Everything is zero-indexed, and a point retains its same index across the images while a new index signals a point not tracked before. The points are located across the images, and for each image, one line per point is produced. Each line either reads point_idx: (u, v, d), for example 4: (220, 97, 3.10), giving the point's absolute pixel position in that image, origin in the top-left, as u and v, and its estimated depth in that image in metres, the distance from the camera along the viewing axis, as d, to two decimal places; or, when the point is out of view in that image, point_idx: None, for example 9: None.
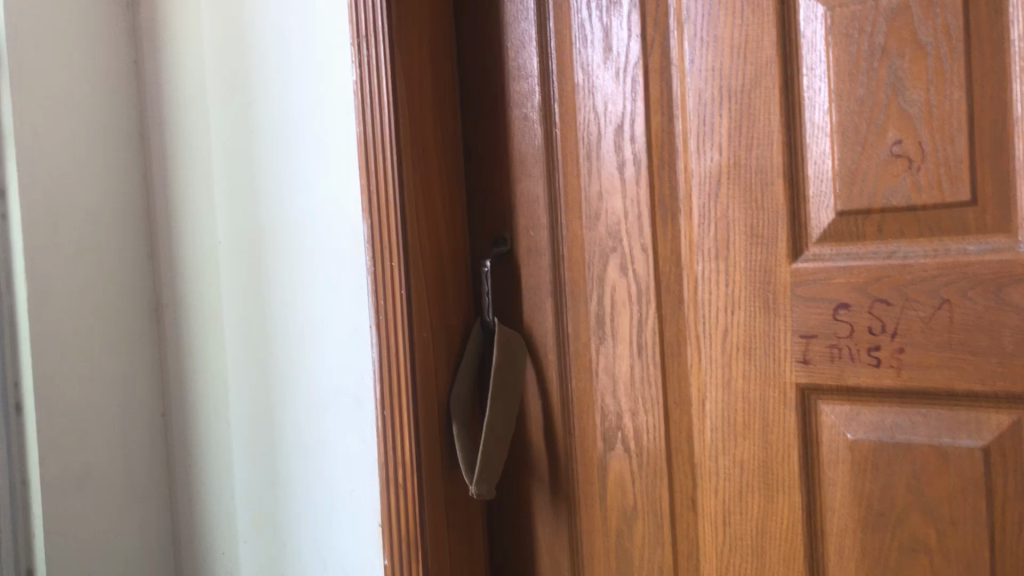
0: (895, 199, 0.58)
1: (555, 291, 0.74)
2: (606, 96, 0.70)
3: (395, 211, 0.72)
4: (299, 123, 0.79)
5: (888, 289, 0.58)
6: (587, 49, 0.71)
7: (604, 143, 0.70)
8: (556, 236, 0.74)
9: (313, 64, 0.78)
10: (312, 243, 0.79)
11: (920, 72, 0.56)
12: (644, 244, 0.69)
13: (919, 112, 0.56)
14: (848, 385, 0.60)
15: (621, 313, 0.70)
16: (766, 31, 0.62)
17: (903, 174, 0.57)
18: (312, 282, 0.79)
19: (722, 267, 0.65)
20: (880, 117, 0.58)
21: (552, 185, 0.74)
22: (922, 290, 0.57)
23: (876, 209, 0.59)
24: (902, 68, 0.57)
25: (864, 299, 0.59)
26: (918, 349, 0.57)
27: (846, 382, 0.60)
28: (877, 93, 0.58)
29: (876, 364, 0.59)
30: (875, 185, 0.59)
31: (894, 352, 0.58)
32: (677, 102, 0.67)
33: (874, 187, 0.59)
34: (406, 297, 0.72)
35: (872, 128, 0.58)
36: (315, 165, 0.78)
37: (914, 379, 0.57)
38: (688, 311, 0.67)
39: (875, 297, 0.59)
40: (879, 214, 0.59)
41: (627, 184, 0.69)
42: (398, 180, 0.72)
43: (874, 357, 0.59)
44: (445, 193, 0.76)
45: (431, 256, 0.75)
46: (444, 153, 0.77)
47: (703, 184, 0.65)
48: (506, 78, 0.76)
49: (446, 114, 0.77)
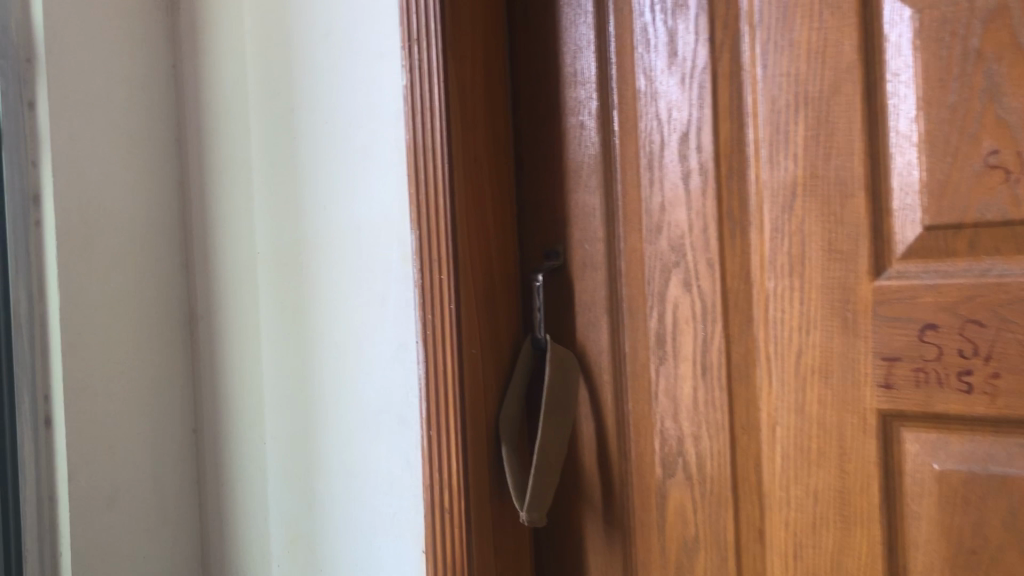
0: (990, 213, 0.54)
1: (612, 308, 0.70)
2: (671, 103, 0.67)
3: (446, 220, 0.69)
4: (345, 129, 0.76)
5: (982, 310, 0.54)
6: (650, 55, 0.68)
7: (668, 152, 0.67)
8: (613, 250, 0.70)
9: (361, 68, 0.75)
10: (357, 255, 0.76)
11: (1020, 77, 0.52)
12: (710, 258, 0.65)
13: (1019, 120, 0.52)
14: (936, 412, 0.56)
15: (684, 332, 0.67)
16: (846, 36, 0.59)
17: (1000, 186, 0.53)
18: (356, 296, 0.76)
19: (797, 284, 0.61)
20: (974, 126, 0.54)
21: (609, 196, 0.71)
22: (1020, 311, 0.53)
23: (968, 224, 0.55)
24: (1000, 73, 0.53)
25: (954, 320, 0.55)
26: (1016, 375, 0.53)
27: (934, 409, 0.56)
28: (970, 100, 0.54)
29: (968, 390, 0.55)
30: (967, 198, 0.55)
31: (988, 377, 0.54)
32: (749, 110, 0.63)
33: (966, 200, 0.55)
34: (456, 311, 0.69)
35: (964, 138, 0.54)
36: (362, 173, 0.75)
37: (1010, 407, 0.53)
38: (759, 331, 0.63)
39: (967, 318, 0.55)
40: (971, 229, 0.55)
41: (693, 195, 0.66)
42: (449, 188, 0.68)
43: (965, 383, 0.55)
44: (496, 204, 0.73)
45: (481, 269, 0.71)
46: (495, 162, 0.73)
47: (777, 196, 0.62)
48: (561, 85, 0.73)
49: (498, 121, 0.74)
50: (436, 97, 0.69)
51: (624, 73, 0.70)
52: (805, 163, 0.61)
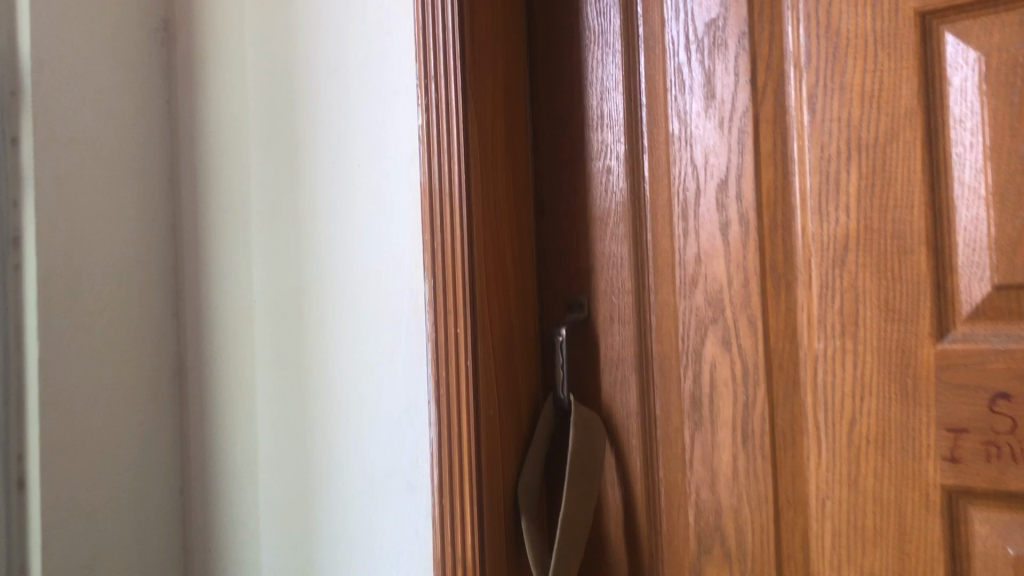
0: None
1: (641, 366, 0.65)
2: (708, 148, 0.62)
3: (463, 270, 0.63)
4: (354, 171, 0.71)
5: None
6: (684, 96, 0.63)
7: (704, 200, 0.62)
8: (642, 303, 0.65)
9: (373, 106, 0.70)
10: (364, 305, 0.71)
11: None
12: (752, 315, 0.60)
13: None
14: (1010, 490, 0.51)
15: (722, 393, 0.62)
16: (905, 79, 0.54)
17: None
18: (363, 349, 0.71)
19: (849, 346, 0.56)
20: None
21: (637, 246, 0.66)
22: None
23: None
24: None
25: None
26: None
27: (1007, 487, 0.51)
28: None
29: None
30: None
31: None
32: (795, 156, 0.59)
33: None
34: (473, 369, 0.63)
35: None
36: (371, 218, 0.70)
37: None
38: (807, 394, 0.58)
39: None
40: None
41: (732, 247, 0.61)
42: (467, 236, 0.63)
43: None
44: (515, 253, 0.68)
45: (500, 323, 0.66)
46: (514, 208, 0.68)
47: (827, 250, 0.57)
48: (585, 127, 0.68)
49: (518, 165, 0.69)
50: (454, 138, 0.64)
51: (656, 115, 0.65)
52: (858, 215, 0.56)
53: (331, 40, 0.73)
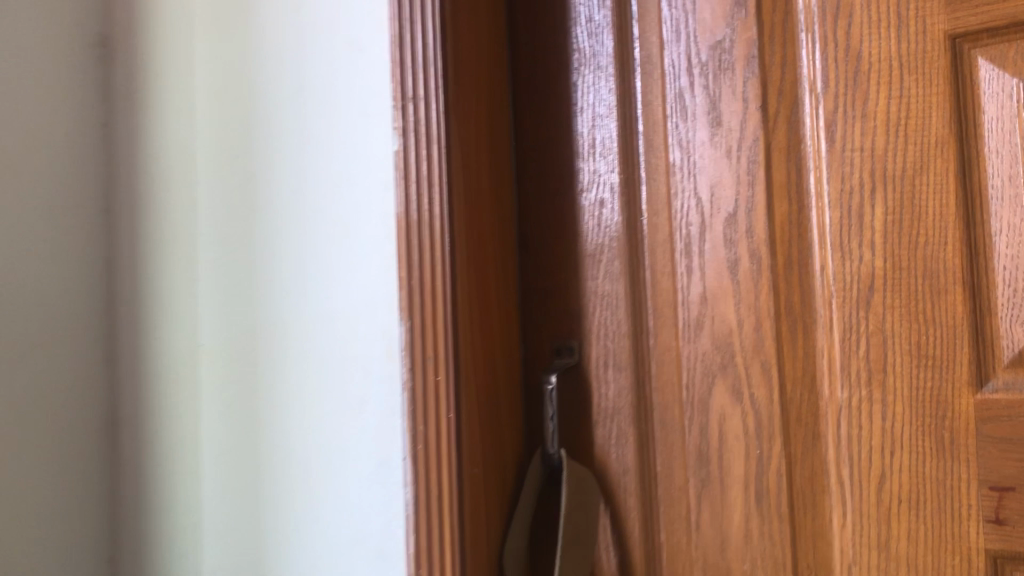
0: None
1: (639, 418, 0.59)
2: (713, 179, 0.57)
3: (444, 311, 0.57)
4: (318, 202, 0.64)
5: None
6: (686, 123, 0.58)
7: (710, 235, 0.57)
8: (641, 349, 0.59)
9: (342, 131, 0.63)
10: (328, 350, 0.63)
11: None
12: (766, 362, 0.55)
13: None
14: None
15: (732, 447, 0.56)
16: (934, 106, 0.50)
17: None
18: (326, 400, 0.63)
19: (877, 395, 0.52)
20: None
21: (636, 286, 0.60)
22: None
23: None
24: None
25: None
26: None
27: None
28: None
29: None
30: None
31: None
32: (812, 189, 0.54)
33: None
34: (454, 421, 0.56)
35: None
36: (338, 254, 0.63)
37: None
38: (830, 448, 0.53)
39: None
40: None
41: (742, 287, 0.56)
42: (450, 273, 0.57)
43: None
44: (497, 293, 0.61)
45: (482, 371, 0.59)
46: (495, 245, 0.62)
47: (851, 291, 0.53)
48: (574, 156, 0.62)
49: (499, 197, 0.62)
50: (434, 166, 0.58)
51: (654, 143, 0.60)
52: (884, 253, 0.51)
53: (295, 59, 0.67)
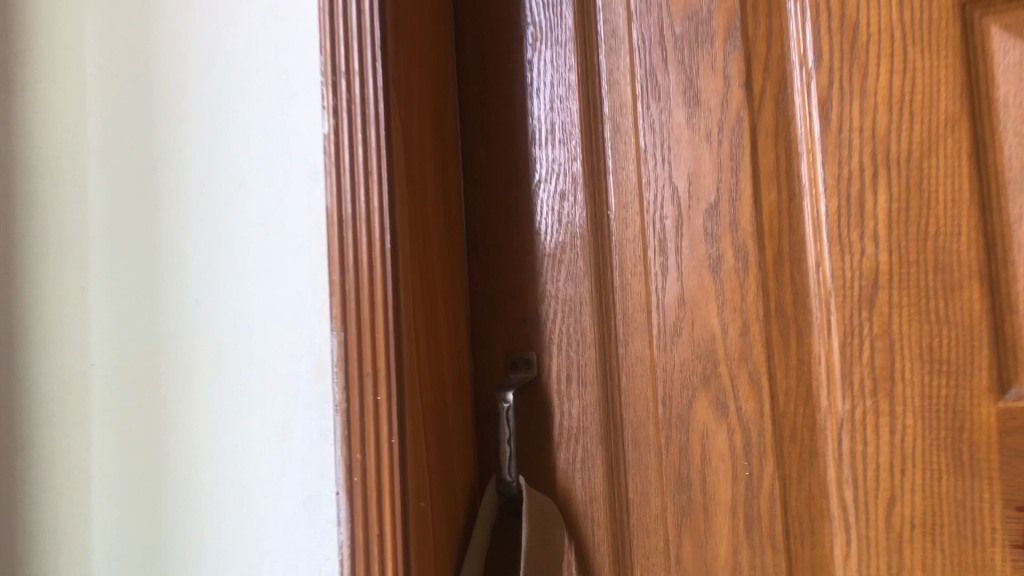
0: None
1: (609, 437, 0.52)
2: (691, 167, 0.51)
3: (383, 316, 0.49)
4: (232, 194, 0.55)
5: None
6: (659, 104, 0.52)
7: (689, 229, 0.51)
8: (609, 359, 0.52)
9: (261, 112, 0.55)
10: (242, 369, 0.54)
11: None
12: (756, 371, 0.49)
13: None
14: None
15: (718, 469, 0.49)
16: (944, 80, 0.45)
17: None
18: (241, 428, 0.53)
19: (883, 407, 0.46)
20: None
21: (603, 288, 0.53)
22: None
23: None
24: None
25: None
26: None
27: None
28: None
29: None
30: None
31: None
32: (805, 175, 0.48)
33: None
34: (398, 446, 0.48)
35: None
36: (255, 256, 0.54)
37: None
38: (831, 468, 0.47)
39: None
40: None
41: (726, 287, 0.49)
42: (391, 273, 0.49)
43: None
44: (445, 298, 0.53)
45: (430, 387, 0.51)
46: (442, 243, 0.54)
47: (851, 288, 0.47)
48: (529, 144, 0.55)
49: (445, 189, 0.55)
50: (374, 148, 0.50)
51: (620, 127, 0.53)
52: (889, 245, 0.46)
53: (205, 28, 0.57)
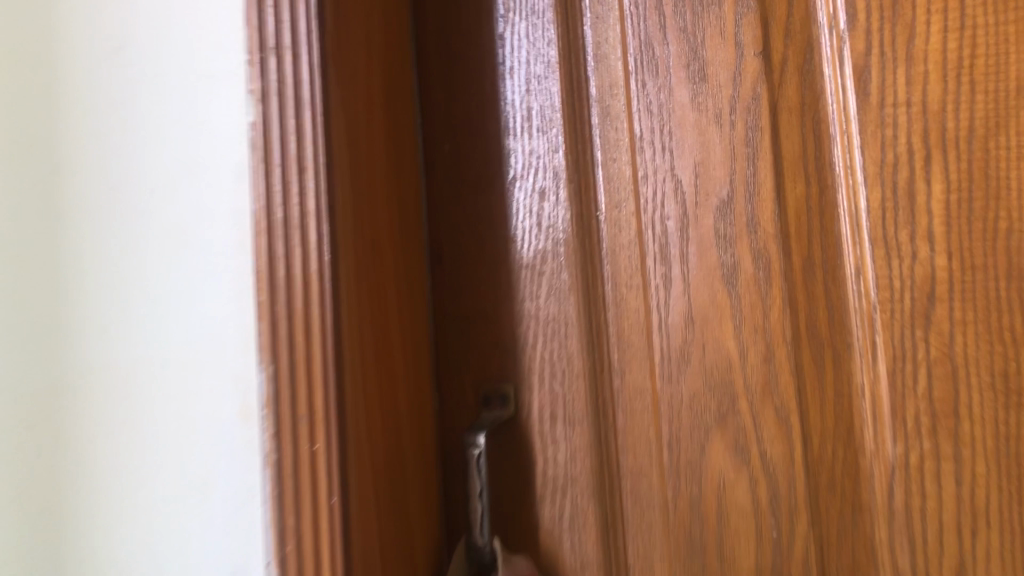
0: None
1: (602, 487, 0.43)
2: (699, 155, 0.42)
3: (320, 343, 0.39)
4: (142, 199, 0.45)
5: None
6: (657, 82, 0.43)
7: (696, 231, 0.41)
8: (600, 392, 0.43)
9: (176, 98, 0.44)
10: (155, 416, 0.43)
11: None
12: (782, 406, 0.39)
13: None
14: None
15: (738, 528, 0.40)
16: (1015, 37, 0.35)
17: None
18: (155, 489, 0.43)
19: (946, 450, 0.36)
20: None
21: (593, 306, 0.44)
22: None
23: None
24: None
25: None
26: None
27: None
28: None
29: None
30: None
31: None
32: (840, 162, 0.39)
33: None
34: (340, 505, 0.38)
35: None
36: (169, 276, 0.43)
37: None
38: (880, 528, 0.37)
39: None
40: None
41: (744, 302, 0.40)
42: (329, 289, 0.39)
43: None
44: (399, 320, 0.43)
45: (379, 431, 0.41)
46: (394, 252, 0.44)
47: (901, 302, 0.37)
48: (502, 133, 0.46)
49: (401, 188, 0.45)
50: (309, 132, 0.40)
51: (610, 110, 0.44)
52: (949, 246, 0.36)
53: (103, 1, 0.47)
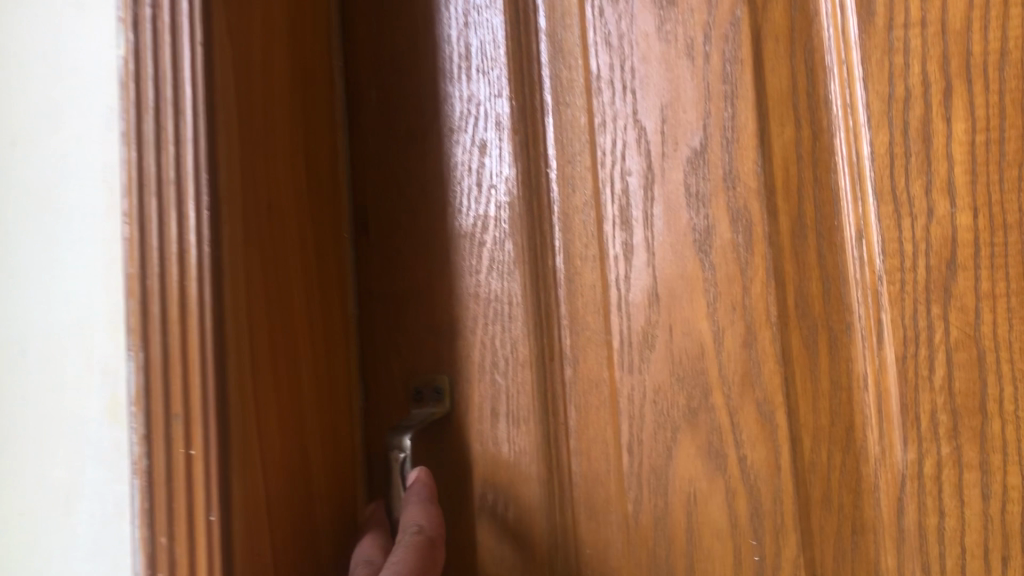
0: None
1: (551, 498, 0.36)
2: (666, 96, 0.34)
3: (197, 329, 0.30)
4: (8, 155, 0.37)
5: None
6: (618, 8, 0.35)
7: (664, 189, 0.34)
8: (550, 385, 0.36)
9: (42, 30, 0.37)
10: (15, 412, 0.36)
11: None
12: (766, 401, 0.32)
13: None
14: None
15: (713, 551, 0.32)
16: None
17: None
18: (14, 499, 0.36)
19: (971, 457, 0.29)
20: None
21: (542, 282, 0.36)
22: None
23: None
24: None
25: None
26: None
27: None
28: None
29: None
30: None
31: None
32: (838, 100, 0.31)
33: None
34: (221, 528, 0.29)
35: None
36: (35, 245, 0.36)
37: None
38: (886, 555, 0.30)
39: None
40: None
41: (721, 275, 0.33)
42: (207, 261, 0.30)
43: None
44: (303, 303, 0.35)
45: (278, 442, 0.32)
46: (298, 221, 0.35)
47: (913, 271, 0.30)
48: (438, 76, 0.38)
49: (316, 142, 0.38)
50: (185, 64, 0.31)
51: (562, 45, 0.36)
52: (974, 200, 0.29)
53: None
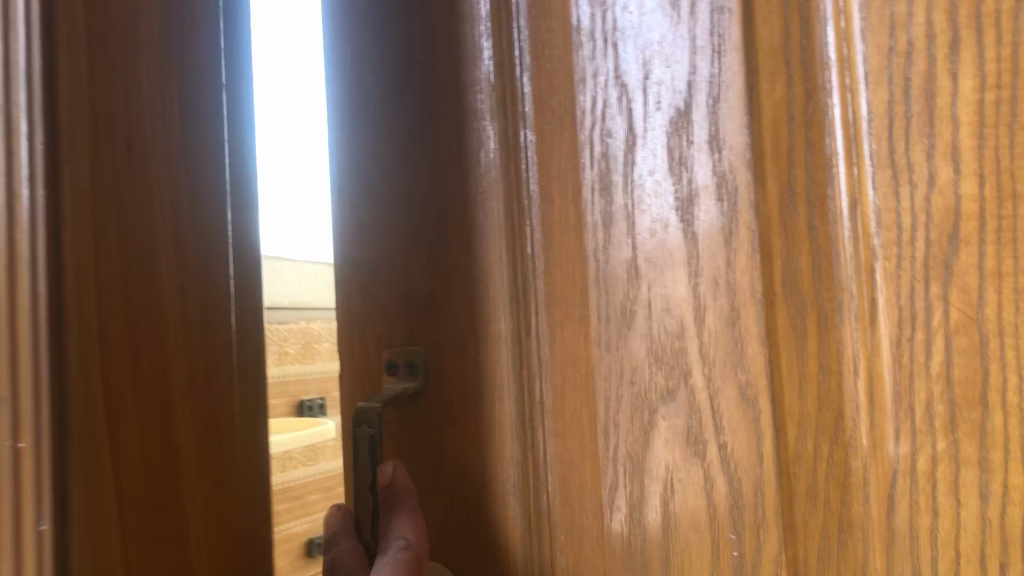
0: None
1: (524, 477, 0.34)
2: (648, 49, 0.31)
3: (29, 297, 0.25)
4: None
5: None
6: None
7: (644, 151, 0.31)
8: (522, 358, 0.34)
9: None
10: None
11: None
12: (748, 385, 0.29)
13: None
14: None
15: (690, 544, 0.30)
16: None
17: None
18: None
19: (968, 453, 0.26)
20: None
21: (515, 249, 0.34)
22: None
23: None
24: None
25: None
26: None
27: None
28: None
29: None
30: None
31: None
32: (834, 55, 0.28)
33: None
34: (54, 537, 0.25)
35: None
36: None
37: None
38: (874, 556, 0.27)
39: None
40: None
41: (704, 245, 0.30)
42: (43, 221, 0.25)
43: None
44: (166, 258, 0.30)
45: (137, 435, 0.28)
46: (168, 164, 0.30)
47: (910, 246, 0.27)
48: (414, 30, 0.36)
49: (201, 63, 0.32)
50: None
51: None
52: (981, 167, 0.26)
53: None
